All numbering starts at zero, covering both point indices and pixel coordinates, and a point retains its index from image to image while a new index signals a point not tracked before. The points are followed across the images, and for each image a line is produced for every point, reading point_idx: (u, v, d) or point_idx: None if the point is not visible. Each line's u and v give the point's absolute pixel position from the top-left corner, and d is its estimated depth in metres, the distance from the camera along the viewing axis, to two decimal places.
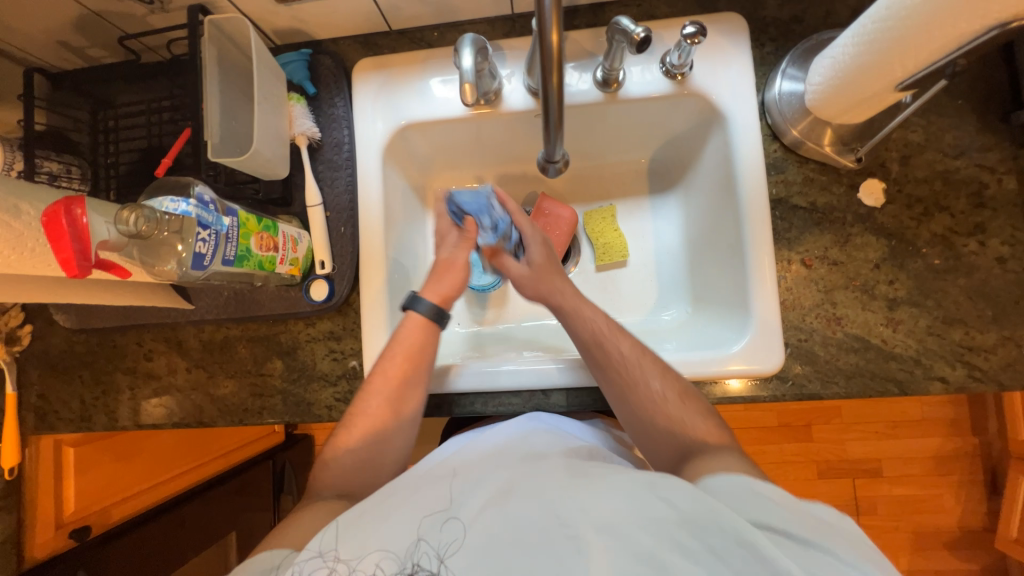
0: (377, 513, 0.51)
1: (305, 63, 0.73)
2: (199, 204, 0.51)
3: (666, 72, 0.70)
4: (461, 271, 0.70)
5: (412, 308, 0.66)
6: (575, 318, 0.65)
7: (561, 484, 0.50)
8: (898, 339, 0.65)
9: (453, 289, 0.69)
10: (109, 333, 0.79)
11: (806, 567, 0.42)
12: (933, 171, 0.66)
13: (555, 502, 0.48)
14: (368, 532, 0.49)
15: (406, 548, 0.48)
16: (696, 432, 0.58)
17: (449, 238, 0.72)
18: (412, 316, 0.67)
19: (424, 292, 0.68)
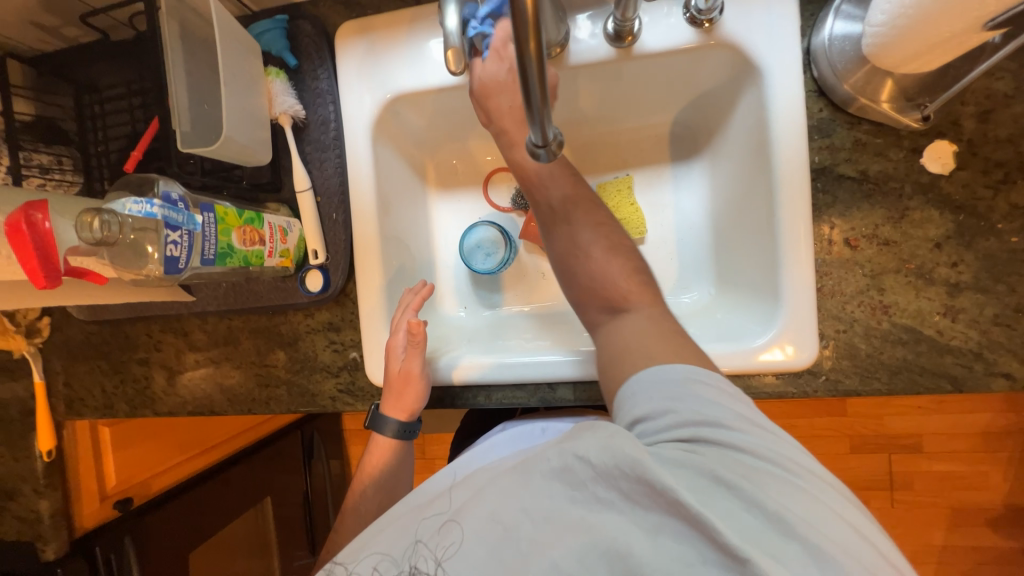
0: (381, 524, 0.53)
1: (283, 31, 0.67)
2: (166, 204, 0.47)
3: (690, 20, 0.59)
4: (419, 382, 0.66)
5: (378, 431, 0.69)
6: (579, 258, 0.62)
7: (505, 481, 0.45)
8: (957, 330, 0.57)
9: (414, 403, 0.67)
10: (121, 324, 0.80)
11: (740, 476, 0.40)
12: (1020, 128, 0.55)
13: (500, 502, 0.43)
14: (370, 542, 0.51)
15: (405, 551, 0.47)
16: (623, 290, 0.60)
17: (397, 348, 0.67)
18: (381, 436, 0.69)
19: (387, 412, 0.68)
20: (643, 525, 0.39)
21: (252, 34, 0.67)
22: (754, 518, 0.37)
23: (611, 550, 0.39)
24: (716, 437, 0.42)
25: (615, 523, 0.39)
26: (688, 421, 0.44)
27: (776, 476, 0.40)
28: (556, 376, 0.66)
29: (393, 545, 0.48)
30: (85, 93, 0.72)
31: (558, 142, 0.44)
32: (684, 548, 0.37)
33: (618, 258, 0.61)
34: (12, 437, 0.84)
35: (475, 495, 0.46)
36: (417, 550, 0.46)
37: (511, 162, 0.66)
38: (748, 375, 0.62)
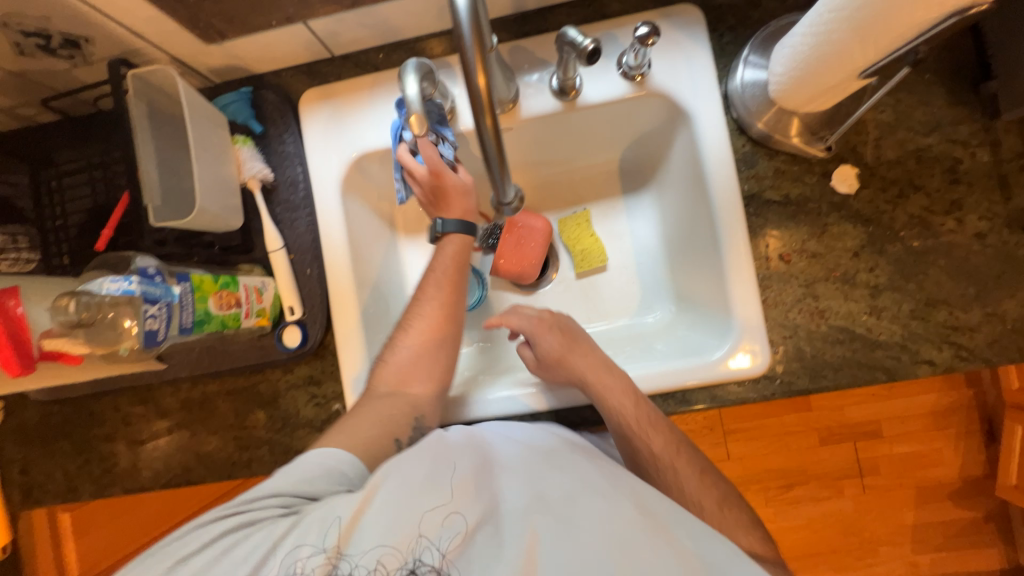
0: (405, 481, 0.55)
1: (247, 101, 0.70)
2: (143, 279, 0.48)
3: (624, 74, 0.67)
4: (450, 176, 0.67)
5: (444, 232, 0.70)
6: (671, 474, 0.63)
7: (639, 529, 0.52)
8: (883, 326, 0.64)
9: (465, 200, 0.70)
10: (85, 401, 0.77)
11: None
12: (905, 151, 0.64)
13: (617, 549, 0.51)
14: (392, 514, 0.53)
15: (408, 545, 0.52)
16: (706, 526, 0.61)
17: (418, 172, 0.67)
18: (450, 238, 0.70)
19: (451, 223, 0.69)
20: None
21: (216, 105, 0.69)
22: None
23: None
24: None
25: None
26: None
27: None
28: (538, 404, 0.69)
29: (395, 538, 0.52)
30: (43, 170, 0.72)
31: (518, 200, 0.62)
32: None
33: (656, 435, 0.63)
34: None
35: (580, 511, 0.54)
36: (464, 554, 0.53)
37: (603, 407, 0.64)
38: (710, 387, 0.67)
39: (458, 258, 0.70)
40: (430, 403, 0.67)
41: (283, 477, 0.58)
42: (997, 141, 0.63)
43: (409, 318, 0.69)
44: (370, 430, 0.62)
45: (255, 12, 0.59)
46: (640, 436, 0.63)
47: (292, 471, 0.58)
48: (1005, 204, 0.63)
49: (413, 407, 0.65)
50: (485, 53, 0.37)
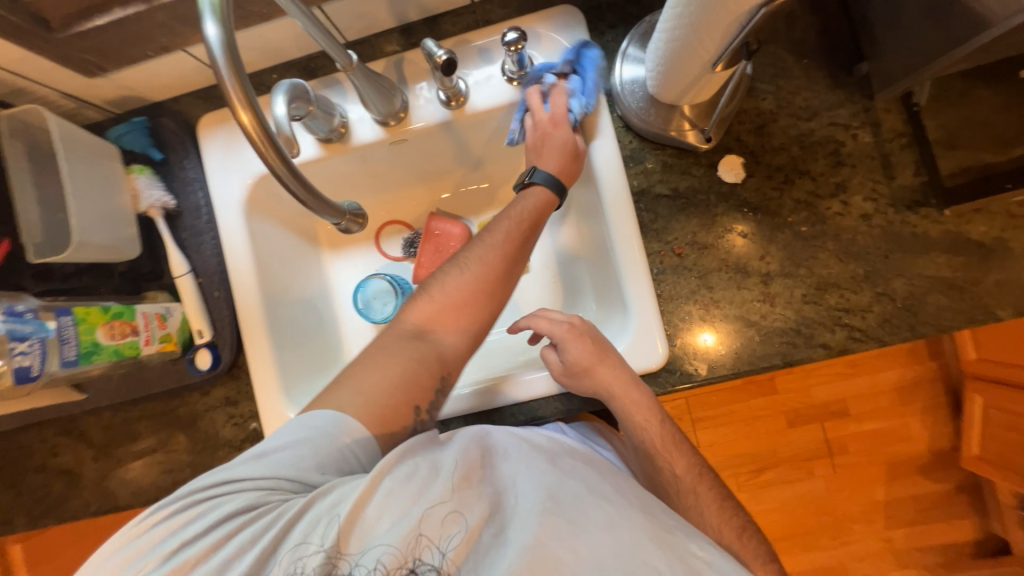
0: (413, 469, 0.48)
1: (143, 131, 0.71)
2: (8, 318, 0.50)
3: (508, 79, 0.68)
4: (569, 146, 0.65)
5: (533, 181, 0.65)
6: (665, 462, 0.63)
7: (650, 532, 0.48)
8: (777, 312, 0.65)
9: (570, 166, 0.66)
10: (13, 436, 0.78)
11: None
12: (789, 137, 0.65)
13: (639, 556, 0.47)
14: (399, 507, 0.46)
15: (405, 543, 0.45)
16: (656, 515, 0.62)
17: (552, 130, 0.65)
18: (535, 189, 0.65)
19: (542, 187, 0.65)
20: None
21: (111, 137, 0.70)
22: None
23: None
24: None
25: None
26: None
27: None
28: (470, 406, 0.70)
29: (396, 537, 0.45)
30: None
31: (359, 216, 0.56)
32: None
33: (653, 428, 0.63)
34: None
35: (593, 514, 0.48)
36: (472, 552, 0.46)
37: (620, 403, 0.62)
38: None
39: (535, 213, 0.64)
40: (456, 360, 0.59)
41: (299, 448, 0.51)
42: (877, 121, 0.64)
43: (450, 269, 0.62)
44: (387, 384, 0.54)
45: (128, 45, 0.60)
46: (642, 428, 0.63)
47: (306, 445, 0.51)
48: (889, 184, 0.63)
49: (440, 364, 0.57)
50: (247, 94, 0.39)
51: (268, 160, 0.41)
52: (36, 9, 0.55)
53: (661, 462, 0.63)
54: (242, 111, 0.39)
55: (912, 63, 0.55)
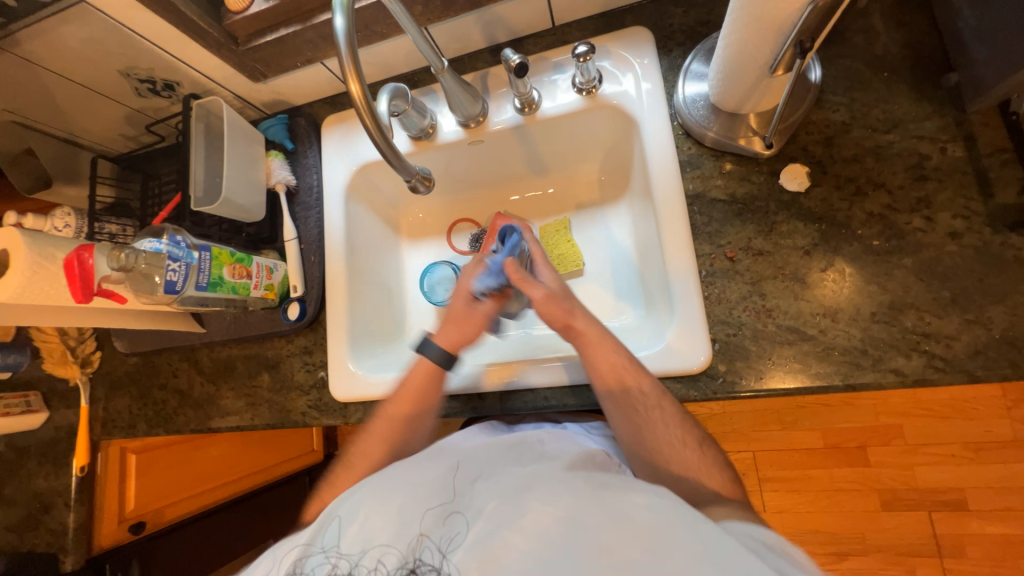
0: (385, 488, 0.57)
1: (283, 126, 0.90)
2: (171, 243, 0.65)
3: (577, 91, 0.75)
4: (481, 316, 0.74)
5: (422, 353, 0.72)
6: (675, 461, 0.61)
7: (579, 492, 0.49)
8: (839, 329, 0.60)
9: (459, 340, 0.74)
10: (151, 356, 0.98)
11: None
12: (863, 149, 0.62)
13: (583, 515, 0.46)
14: (377, 514, 0.54)
15: (408, 544, 0.51)
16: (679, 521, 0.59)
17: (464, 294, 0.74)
18: (422, 360, 0.72)
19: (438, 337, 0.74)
20: None
21: (261, 129, 0.90)
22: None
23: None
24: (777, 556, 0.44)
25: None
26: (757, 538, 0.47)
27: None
28: (506, 384, 0.74)
29: (392, 535, 0.52)
30: (149, 179, 0.98)
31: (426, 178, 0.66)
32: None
33: (617, 362, 0.63)
34: (57, 457, 1.01)
35: (532, 494, 0.51)
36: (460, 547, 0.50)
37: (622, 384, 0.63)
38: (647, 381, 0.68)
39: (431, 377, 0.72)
40: None
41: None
42: (971, 136, 0.59)
43: (345, 467, 0.71)
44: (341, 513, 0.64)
45: (285, 57, 0.78)
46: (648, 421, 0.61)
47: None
48: (986, 202, 0.57)
49: None
50: (358, 67, 0.49)
51: (367, 124, 0.52)
52: (230, 29, 0.74)
53: (641, 421, 0.61)
54: (352, 81, 0.49)
55: (1010, 69, 0.51)
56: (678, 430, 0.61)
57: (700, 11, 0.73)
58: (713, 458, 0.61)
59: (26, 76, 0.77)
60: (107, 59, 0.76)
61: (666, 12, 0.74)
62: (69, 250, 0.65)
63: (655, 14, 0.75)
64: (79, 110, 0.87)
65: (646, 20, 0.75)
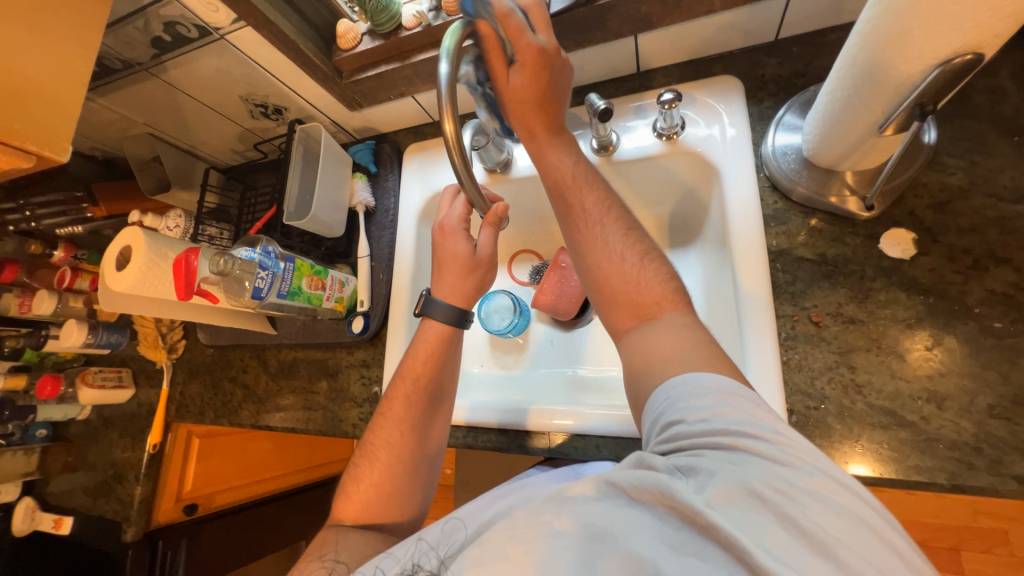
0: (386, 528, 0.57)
1: (370, 150, 0.96)
2: (263, 253, 0.71)
3: (657, 135, 0.75)
4: (478, 270, 0.69)
5: (428, 313, 0.70)
6: (661, 338, 0.55)
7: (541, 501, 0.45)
8: (946, 419, 0.53)
9: (467, 285, 0.69)
10: (226, 350, 1.06)
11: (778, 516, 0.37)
12: (983, 218, 0.56)
13: (517, 512, 0.44)
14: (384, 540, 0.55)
15: (408, 552, 0.52)
16: None
17: (456, 236, 0.69)
18: (430, 322, 0.70)
19: (439, 293, 0.70)
20: (671, 543, 0.39)
21: (349, 152, 0.97)
22: (780, 529, 0.37)
23: (596, 536, 0.40)
24: (747, 451, 0.42)
25: (639, 536, 0.39)
26: (727, 433, 0.43)
27: (791, 488, 0.38)
28: (557, 425, 0.72)
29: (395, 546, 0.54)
30: (248, 191, 1.08)
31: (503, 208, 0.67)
32: (713, 567, 0.37)
33: (571, 157, 0.66)
34: (135, 432, 1.11)
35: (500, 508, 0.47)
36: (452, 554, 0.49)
37: (592, 259, 0.61)
38: None
39: (432, 353, 0.70)
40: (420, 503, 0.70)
41: None
42: None
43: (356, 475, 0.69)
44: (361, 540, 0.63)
45: (381, 90, 0.84)
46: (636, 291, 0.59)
47: None
48: None
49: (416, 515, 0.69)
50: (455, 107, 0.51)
51: (454, 160, 0.53)
52: (337, 64, 0.82)
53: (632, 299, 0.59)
54: (448, 123, 0.51)
55: None
56: (621, 241, 0.61)
57: (796, 62, 0.70)
58: (656, 271, 0.59)
59: (166, 97, 0.89)
60: (232, 86, 0.86)
61: (759, 62, 0.73)
62: (179, 251, 0.72)
63: (746, 64, 0.73)
64: (201, 127, 0.99)
65: (736, 68, 0.74)
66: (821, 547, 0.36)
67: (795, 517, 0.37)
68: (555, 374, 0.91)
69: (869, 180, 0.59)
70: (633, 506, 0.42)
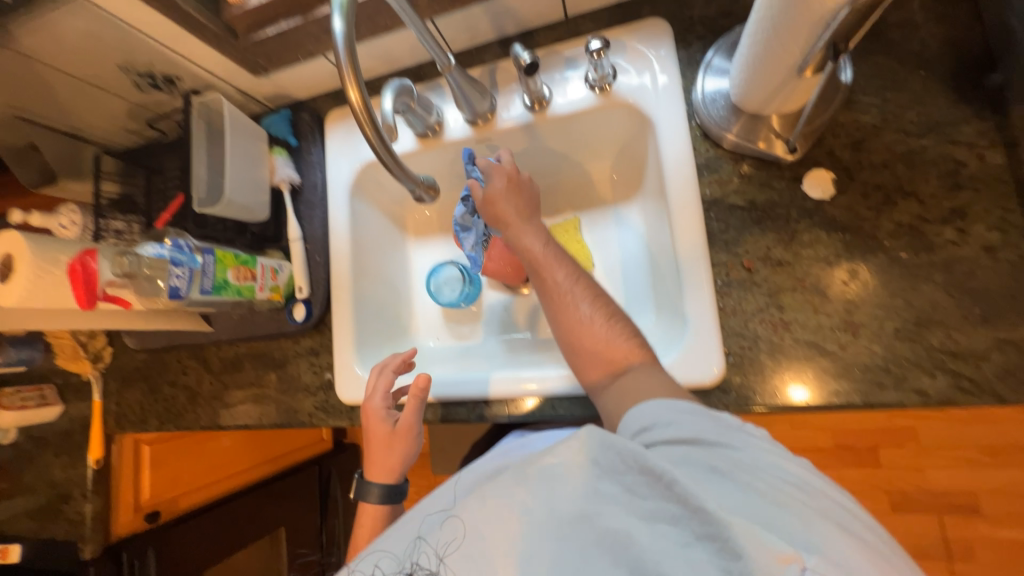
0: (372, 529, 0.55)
1: (286, 121, 0.88)
2: (173, 248, 0.64)
3: (590, 87, 0.72)
4: (401, 446, 0.71)
5: (363, 499, 0.72)
6: (561, 312, 0.64)
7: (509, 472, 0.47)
8: (860, 345, 0.58)
9: (390, 467, 0.72)
10: (160, 353, 0.98)
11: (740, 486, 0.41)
12: (893, 153, 0.59)
13: (490, 489, 0.46)
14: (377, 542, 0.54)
15: (407, 547, 0.49)
16: None
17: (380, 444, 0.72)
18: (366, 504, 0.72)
19: (371, 477, 0.72)
20: (641, 514, 0.40)
21: (263, 125, 0.88)
22: (742, 493, 0.41)
23: (577, 516, 0.41)
24: (710, 443, 0.46)
25: (613, 512, 0.41)
26: (689, 430, 0.48)
27: (750, 467, 0.43)
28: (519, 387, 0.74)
29: (390, 542, 0.52)
30: (154, 177, 0.97)
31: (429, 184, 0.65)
32: (678, 529, 0.39)
33: (535, 229, 0.69)
34: (72, 449, 1.04)
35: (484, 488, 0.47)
36: (450, 546, 0.45)
37: (518, 248, 0.69)
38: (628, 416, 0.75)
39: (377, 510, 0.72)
40: None
41: None
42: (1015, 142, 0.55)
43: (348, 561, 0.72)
44: None
45: (286, 51, 0.75)
46: (585, 330, 0.63)
47: None
48: None
49: None
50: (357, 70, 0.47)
51: (367, 132, 0.50)
52: (230, 22, 0.72)
53: (544, 273, 0.66)
54: (352, 89, 0.47)
55: None
56: (590, 307, 0.63)
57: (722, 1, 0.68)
58: (622, 331, 0.62)
59: (25, 72, 0.76)
60: (107, 54, 0.74)
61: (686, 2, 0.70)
62: (72, 255, 0.64)
63: (674, 4, 0.70)
64: (81, 106, 0.86)
65: (663, 10, 0.71)
66: (778, 502, 0.40)
67: (750, 484, 0.42)
68: (511, 339, 0.92)
69: (792, 122, 0.60)
70: (603, 479, 0.43)
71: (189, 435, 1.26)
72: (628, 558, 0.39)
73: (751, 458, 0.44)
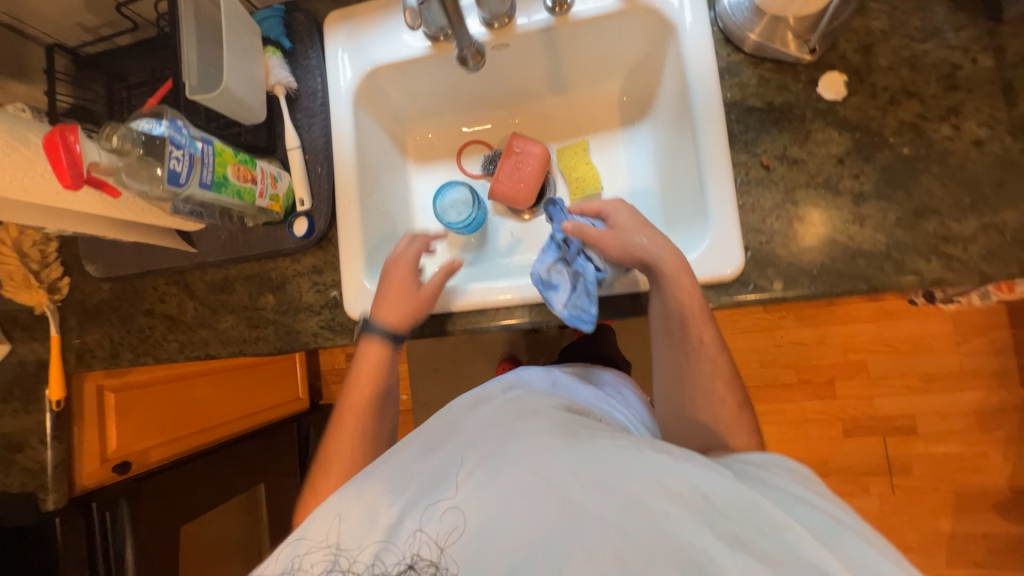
0: (362, 487, 0.49)
1: (280, 20, 0.80)
2: (172, 127, 0.58)
3: None
4: (427, 298, 0.73)
5: (369, 334, 0.72)
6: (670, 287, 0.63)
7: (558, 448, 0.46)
8: (866, 234, 0.62)
9: (408, 314, 0.72)
10: (131, 281, 0.89)
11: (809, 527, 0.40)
12: (899, 57, 0.63)
13: (519, 456, 0.46)
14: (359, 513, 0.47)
15: (402, 539, 0.44)
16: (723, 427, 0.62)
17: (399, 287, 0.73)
18: (370, 341, 0.73)
19: (376, 314, 0.73)
20: (705, 523, 0.40)
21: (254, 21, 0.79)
22: (817, 545, 0.38)
23: (631, 504, 0.41)
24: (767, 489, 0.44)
25: (675, 519, 0.40)
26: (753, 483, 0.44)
27: (825, 526, 0.40)
28: (503, 299, 0.74)
29: (379, 513, 0.46)
30: (117, 82, 0.86)
31: (478, 53, 0.69)
32: (732, 550, 0.38)
33: (648, 233, 0.67)
34: (24, 393, 0.92)
35: (516, 445, 0.47)
36: (460, 547, 0.42)
37: (625, 247, 0.66)
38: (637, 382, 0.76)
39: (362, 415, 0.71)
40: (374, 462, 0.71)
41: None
42: (1002, 46, 0.61)
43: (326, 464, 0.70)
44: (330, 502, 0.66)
45: None
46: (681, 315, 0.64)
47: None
48: (1009, 110, 0.60)
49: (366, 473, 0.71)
50: None
51: None
52: None
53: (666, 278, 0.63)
54: None
55: None
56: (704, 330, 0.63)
57: None
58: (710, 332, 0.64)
59: None
60: None
61: None
62: (45, 134, 0.57)
63: None
64: None
65: None
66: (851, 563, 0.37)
67: (821, 535, 0.39)
68: (521, 261, 0.91)
69: (809, 25, 0.62)
70: (673, 479, 0.42)
71: (155, 384, 1.16)
72: (684, 560, 0.38)
73: (824, 521, 0.41)
